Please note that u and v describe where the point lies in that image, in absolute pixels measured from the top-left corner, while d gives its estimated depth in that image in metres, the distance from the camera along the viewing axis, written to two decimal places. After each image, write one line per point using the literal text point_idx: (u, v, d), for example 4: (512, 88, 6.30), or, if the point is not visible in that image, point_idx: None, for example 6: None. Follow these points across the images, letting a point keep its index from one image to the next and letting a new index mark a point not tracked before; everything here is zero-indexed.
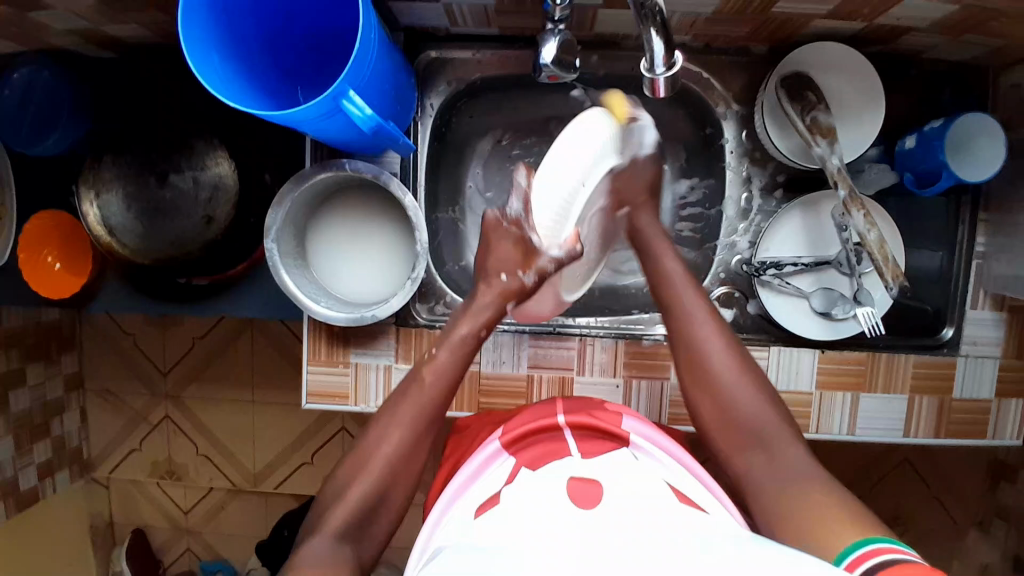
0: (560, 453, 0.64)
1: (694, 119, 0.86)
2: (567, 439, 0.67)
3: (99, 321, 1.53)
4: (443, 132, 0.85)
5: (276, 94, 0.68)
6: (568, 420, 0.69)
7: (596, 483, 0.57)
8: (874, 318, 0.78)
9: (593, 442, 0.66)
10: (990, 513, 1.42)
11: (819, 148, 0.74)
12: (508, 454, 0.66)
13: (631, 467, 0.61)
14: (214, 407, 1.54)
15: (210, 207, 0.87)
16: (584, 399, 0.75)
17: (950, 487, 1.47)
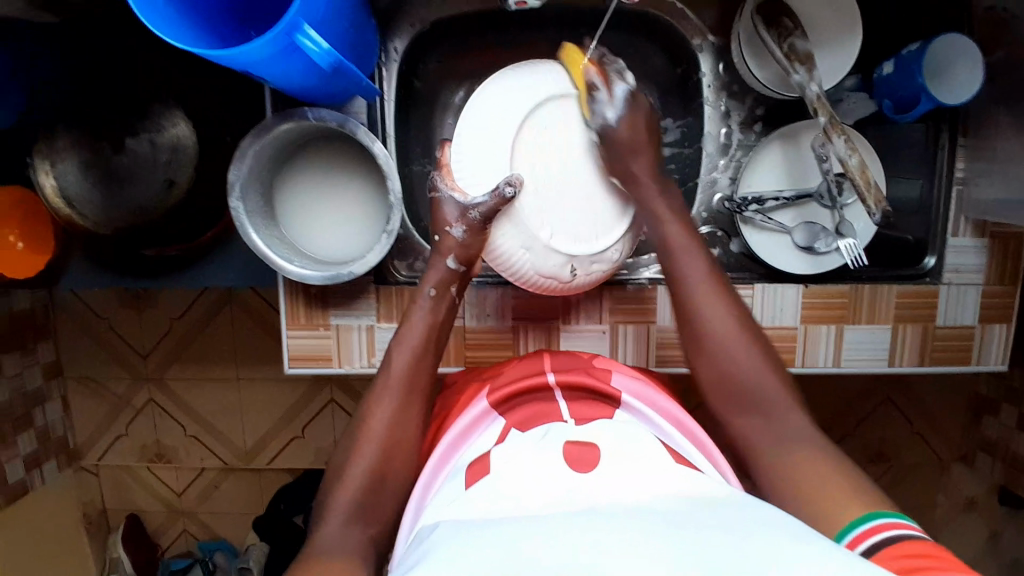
0: (550, 414, 0.63)
1: (669, 56, 0.84)
2: (556, 400, 0.65)
3: (72, 308, 1.49)
4: (410, 81, 0.83)
5: (227, 37, 0.64)
6: (558, 380, 0.67)
7: (596, 447, 0.55)
8: (856, 249, 0.78)
9: (583, 403, 0.65)
10: (974, 447, 1.46)
11: (797, 76, 0.72)
12: (498, 416, 0.65)
13: (627, 428, 0.60)
14: (198, 387, 1.52)
15: (171, 170, 0.83)
16: (570, 353, 0.75)
17: (931, 421, 1.50)
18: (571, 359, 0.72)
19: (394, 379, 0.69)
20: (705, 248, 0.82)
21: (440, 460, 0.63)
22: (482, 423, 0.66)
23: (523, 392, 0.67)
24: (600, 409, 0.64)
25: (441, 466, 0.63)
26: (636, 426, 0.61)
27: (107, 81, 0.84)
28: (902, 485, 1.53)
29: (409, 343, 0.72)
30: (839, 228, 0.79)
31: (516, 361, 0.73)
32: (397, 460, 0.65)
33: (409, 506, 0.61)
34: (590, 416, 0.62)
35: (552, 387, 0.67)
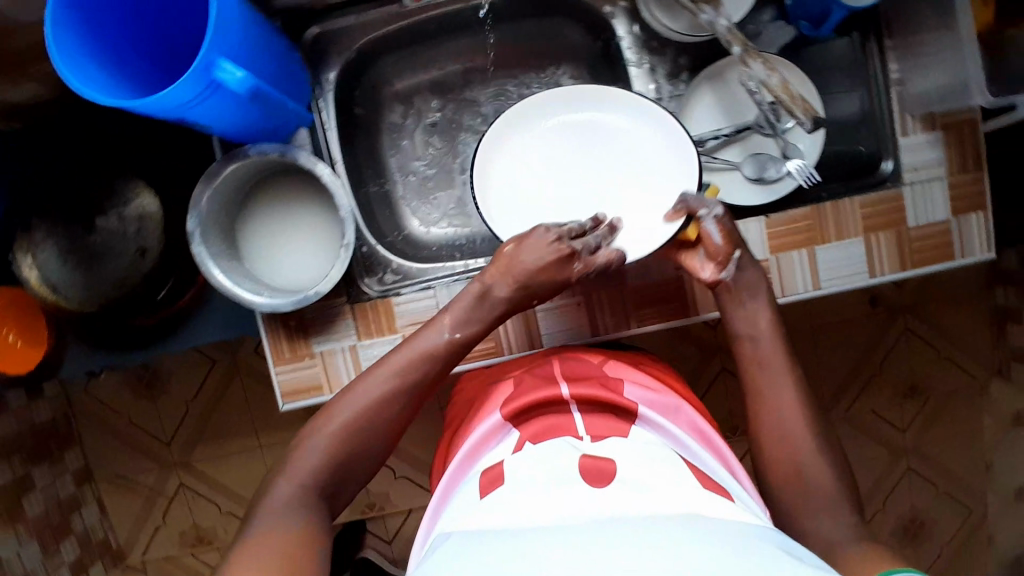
0: (564, 427, 0.64)
1: (590, 30, 0.85)
2: (570, 412, 0.66)
3: (92, 409, 1.52)
4: (348, 106, 0.86)
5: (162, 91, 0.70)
6: (572, 393, 0.68)
7: (611, 460, 0.57)
8: (806, 168, 0.78)
9: (598, 416, 0.65)
10: (1006, 358, 1.43)
11: (706, 14, 0.72)
12: (510, 429, 0.66)
13: (650, 447, 0.61)
14: (224, 463, 1.53)
15: (141, 238, 0.87)
16: (580, 357, 0.77)
17: (959, 343, 1.46)
18: (583, 370, 0.74)
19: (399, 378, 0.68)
20: None
21: (457, 472, 0.66)
22: (495, 437, 0.67)
23: (537, 405, 0.68)
24: (615, 422, 0.65)
25: (457, 479, 0.65)
26: (658, 445, 0.62)
27: (68, 171, 0.88)
28: (943, 414, 1.48)
29: (426, 346, 0.70)
30: (786, 152, 0.79)
31: (525, 373, 0.74)
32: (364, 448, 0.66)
33: (422, 519, 0.64)
34: (604, 432, 0.63)
35: (564, 400, 0.67)
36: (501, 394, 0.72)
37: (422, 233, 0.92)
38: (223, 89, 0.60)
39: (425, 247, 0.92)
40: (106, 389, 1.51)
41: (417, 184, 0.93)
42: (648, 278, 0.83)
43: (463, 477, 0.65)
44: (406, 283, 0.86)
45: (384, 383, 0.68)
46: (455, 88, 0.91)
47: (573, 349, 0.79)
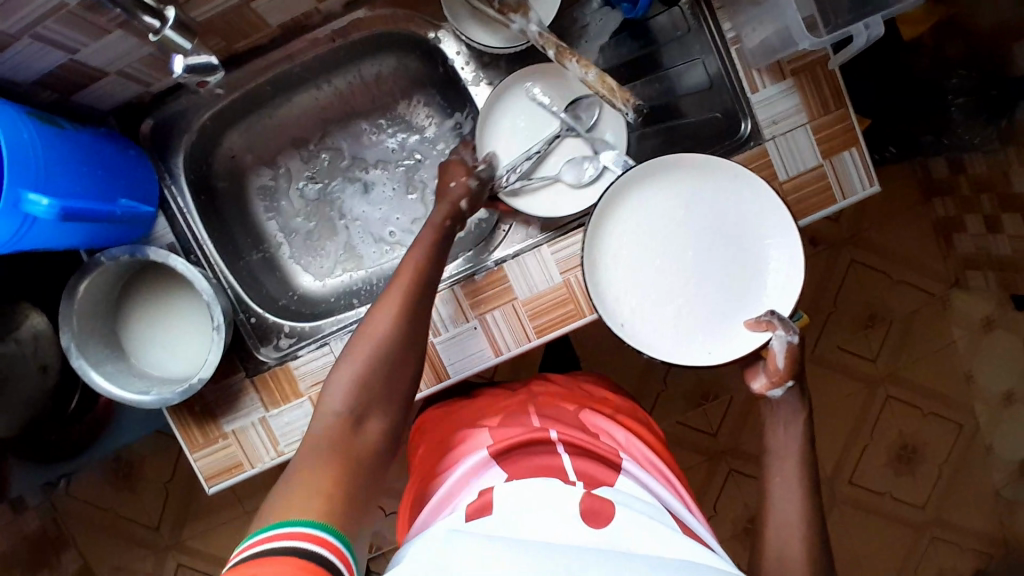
0: (554, 467, 0.68)
1: (426, 60, 0.87)
2: (558, 453, 0.70)
3: (78, 511, 1.54)
4: (207, 183, 0.87)
5: None
6: (561, 436, 0.72)
7: (610, 502, 0.63)
8: (621, 156, 0.81)
9: (586, 458, 0.70)
10: (961, 269, 1.36)
11: (516, 23, 0.74)
12: (495, 466, 0.70)
13: (634, 495, 0.66)
14: (216, 536, 1.53)
15: (40, 356, 0.86)
16: (556, 405, 0.80)
17: (910, 264, 1.38)
18: (560, 414, 0.79)
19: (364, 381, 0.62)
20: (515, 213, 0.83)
21: (437, 510, 0.69)
22: (477, 472, 0.70)
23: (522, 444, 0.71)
24: (601, 470, 0.69)
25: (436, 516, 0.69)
26: (638, 490, 0.68)
27: None
28: (912, 334, 1.39)
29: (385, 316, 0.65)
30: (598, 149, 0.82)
31: (505, 420, 0.77)
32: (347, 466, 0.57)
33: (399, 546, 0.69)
34: (591, 476, 0.67)
35: (553, 442, 0.71)
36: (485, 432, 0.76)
37: (315, 287, 0.93)
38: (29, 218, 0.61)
39: (319, 301, 0.91)
40: (88, 488, 1.54)
41: (303, 240, 0.93)
42: (534, 289, 0.82)
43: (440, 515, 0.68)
44: (301, 344, 0.86)
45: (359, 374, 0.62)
46: (314, 139, 0.93)
47: (551, 395, 0.83)
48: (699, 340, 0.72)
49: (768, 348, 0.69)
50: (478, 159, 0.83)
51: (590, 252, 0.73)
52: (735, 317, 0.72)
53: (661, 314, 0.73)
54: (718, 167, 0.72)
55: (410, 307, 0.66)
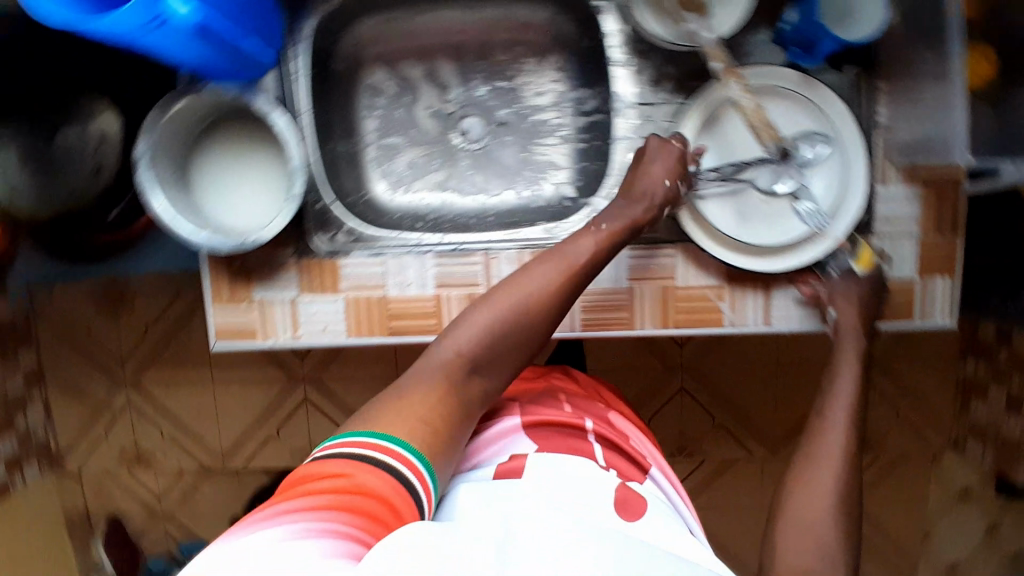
0: (588, 452, 0.71)
1: (581, 25, 0.84)
2: (592, 441, 0.73)
3: (50, 316, 1.52)
4: (324, 59, 0.84)
5: None
6: (595, 428, 0.75)
7: (643, 499, 0.66)
8: (817, 215, 0.77)
9: (615, 453, 0.74)
10: (965, 432, 1.34)
11: (693, 23, 0.73)
12: (526, 436, 0.73)
13: (656, 495, 0.69)
14: (175, 390, 1.53)
15: (99, 155, 0.84)
16: (587, 400, 0.84)
17: (921, 407, 1.37)
18: (591, 408, 0.82)
19: (468, 354, 0.64)
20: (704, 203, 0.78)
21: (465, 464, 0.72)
22: (509, 437, 0.73)
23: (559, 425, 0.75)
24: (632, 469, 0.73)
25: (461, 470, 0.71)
26: (660, 495, 0.71)
27: None
28: (892, 473, 1.40)
29: (495, 309, 0.66)
30: (796, 193, 0.77)
31: (539, 400, 0.80)
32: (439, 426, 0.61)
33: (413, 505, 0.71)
34: (622, 469, 0.71)
35: (587, 430, 0.75)
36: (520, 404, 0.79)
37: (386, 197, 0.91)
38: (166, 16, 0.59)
39: (390, 214, 0.91)
40: (67, 300, 1.51)
41: (389, 149, 0.92)
42: (598, 283, 0.81)
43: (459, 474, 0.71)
44: (355, 246, 0.84)
45: (516, 303, 0.67)
46: (438, 57, 0.90)
47: (573, 391, 0.85)
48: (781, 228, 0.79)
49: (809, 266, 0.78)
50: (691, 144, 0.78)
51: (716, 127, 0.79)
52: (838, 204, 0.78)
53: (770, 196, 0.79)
54: (781, 79, 0.77)
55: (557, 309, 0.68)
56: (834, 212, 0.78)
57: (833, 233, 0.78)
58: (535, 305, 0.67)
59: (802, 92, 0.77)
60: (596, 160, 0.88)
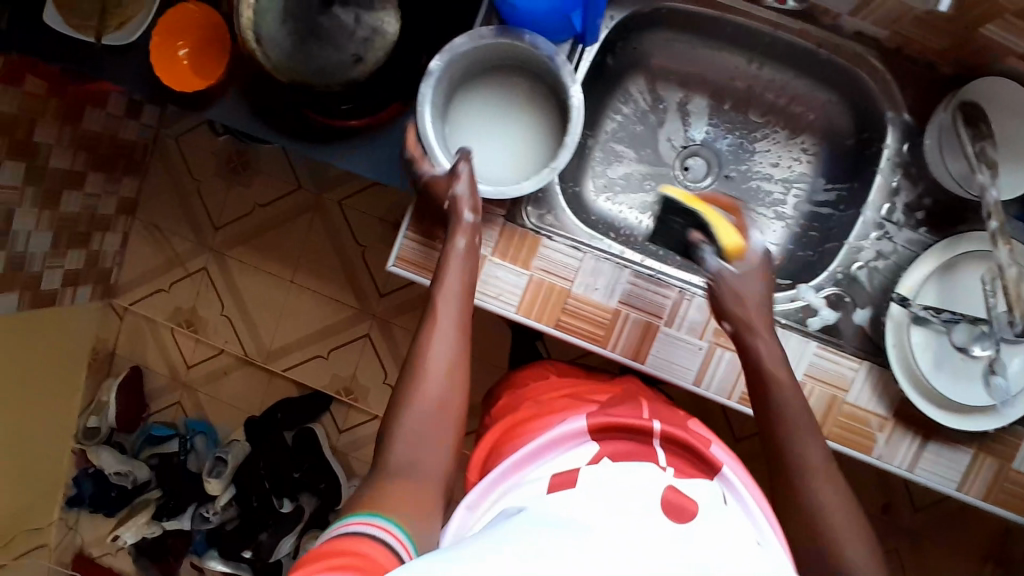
0: (646, 454, 0.65)
1: (858, 118, 0.84)
2: (654, 445, 0.66)
3: (170, 157, 1.53)
4: (608, 54, 0.86)
5: None
6: (662, 428, 0.67)
7: (693, 502, 0.58)
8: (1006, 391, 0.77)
9: (680, 458, 0.66)
10: None
11: (983, 177, 0.74)
12: (590, 440, 0.66)
13: (717, 501, 0.61)
14: (254, 275, 1.53)
15: (362, 48, 0.85)
16: (670, 405, 0.76)
17: None
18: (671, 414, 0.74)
19: (430, 369, 0.68)
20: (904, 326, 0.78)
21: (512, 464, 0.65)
22: (572, 436, 0.67)
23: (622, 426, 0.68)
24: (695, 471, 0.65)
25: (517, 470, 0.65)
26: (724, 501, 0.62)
27: None
28: None
29: (448, 335, 0.70)
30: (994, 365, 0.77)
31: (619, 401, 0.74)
32: (453, 421, 0.68)
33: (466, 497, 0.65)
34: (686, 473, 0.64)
35: (653, 432, 0.67)
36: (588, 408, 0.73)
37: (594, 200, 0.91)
38: None
39: (588, 216, 0.91)
40: (194, 150, 1.52)
41: (612, 154, 0.93)
42: None
43: (523, 469, 0.65)
44: (558, 234, 0.85)
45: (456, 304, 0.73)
46: (696, 92, 0.92)
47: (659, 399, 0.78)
48: (962, 388, 0.79)
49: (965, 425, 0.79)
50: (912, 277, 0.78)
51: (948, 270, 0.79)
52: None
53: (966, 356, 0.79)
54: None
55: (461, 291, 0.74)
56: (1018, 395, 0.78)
57: (1008, 416, 0.78)
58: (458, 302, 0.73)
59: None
60: (810, 248, 0.87)
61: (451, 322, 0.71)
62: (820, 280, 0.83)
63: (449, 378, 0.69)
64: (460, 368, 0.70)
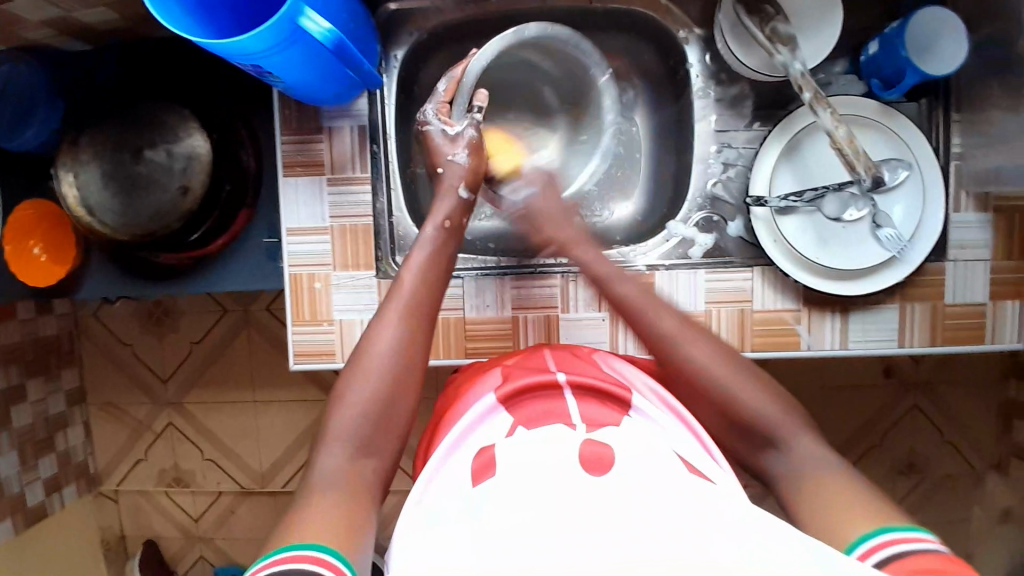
0: (556, 414, 0.63)
1: (660, 51, 0.86)
2: (563, 397, 0.66)
3: (96, 334, 1.54)
4: (410, 85, 0.87)
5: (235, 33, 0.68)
6: (568, 380, 0.68)
7: (609, 446, 0.58)
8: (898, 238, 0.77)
9: (591, 401, 0.66)
10: (1006, 454, 1.30)
11: (781, 55, 0.74)
12: (505, 410, 0.66)
13: (639, 433, 0.61)
14: (218, 411, 1.54)
15: (185, 176, 0.86)
16: (569, 347, 0.77)
17: (964, 432, 1.32)
18: (576, 356, 0.74)
19: (367, 366, 0.65)
20: (780, 220, 0.78)
21: (436, 464, 0.63)
22: (484, 417, 0.66)
23: (531, 389, 0.68)
24: (609, 412, 0.64)
25: (444, 453, 0.63)
26: (646, 429, 0.63)
27: (125, 94, 0.90)
28: (933, 502, 1.34)
29: (387, 336, 0.66)
30: (875, 219, 0.78)
31: (518, 359, 0.74)
32: (406, 395, 0.65)
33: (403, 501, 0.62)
34: (599, 420, 0.63)
35: (560, 386, 0.67)
36: (495, 376, 0.72)
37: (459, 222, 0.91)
38: (305, 35, 0.63)
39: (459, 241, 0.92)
40: (115, 319, 1.53)
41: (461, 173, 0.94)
42: None
43: (451, 455, 0.63)
44: None
45: (402, 312, 0.68)
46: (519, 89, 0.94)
47: (567, 344, 0.78)
48: (856, 253, 0.79)
49: (873, 282, 0.79)
50: (759, 171, 0.79)
51: (791, 153, 0.79)
52: (917, 232, 0.78)
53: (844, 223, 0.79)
54: (863, 109, 0.79)
55: (412, 321, 0.68)
56: (910, 233, 0.79)
57: (911, 260, 0.78)
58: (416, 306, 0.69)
59: (882, 123, 0.79)
60: (669, 183, 0.89)
61: (402, 318, 0.68)
62: (686, 210, 0.83)
63: (405, 359, 0.66)
64: (415, 348, 0.67)
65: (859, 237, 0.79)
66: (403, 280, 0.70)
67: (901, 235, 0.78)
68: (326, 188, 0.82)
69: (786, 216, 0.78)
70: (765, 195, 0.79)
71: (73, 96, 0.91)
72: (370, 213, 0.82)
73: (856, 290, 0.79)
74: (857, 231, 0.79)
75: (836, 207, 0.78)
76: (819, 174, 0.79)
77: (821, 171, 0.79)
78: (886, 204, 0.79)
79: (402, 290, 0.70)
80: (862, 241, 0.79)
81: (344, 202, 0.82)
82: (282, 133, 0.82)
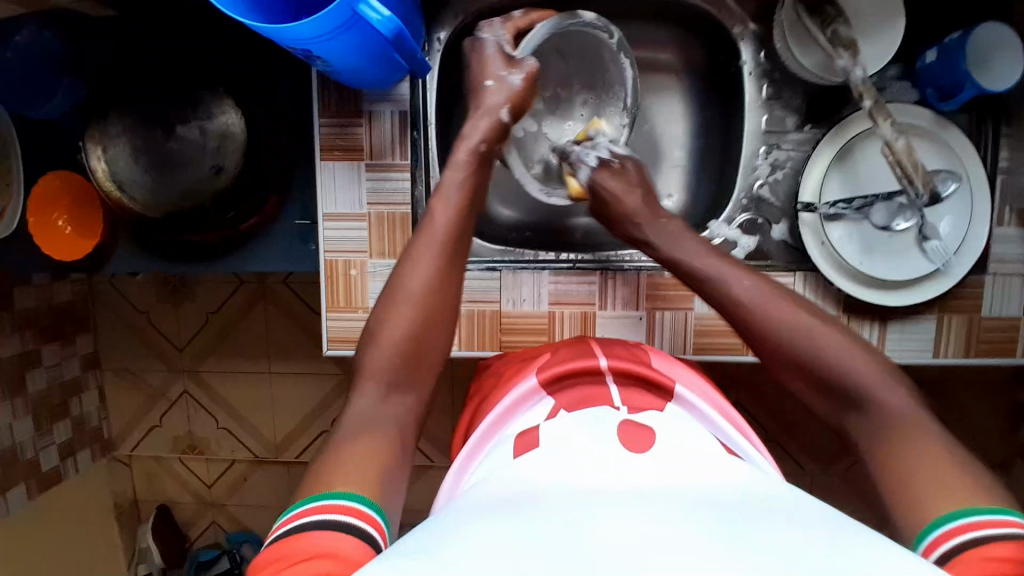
0: (600, 398, 0.64)
1: (709, 45, 0.84)
2: (607, 385, 0.66)
3: (110, 299, 1.53)
4: (451, 67, 0.85)
5: (281, 17, 0.66)
6: (612, 368, 0.68)
7: (651, 431, 0.57)
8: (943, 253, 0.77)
9: (634, 390, 0.66)
10: (1014, 454, 1.27)
11: (842, 60, 0.73)
12: (547, 395, 0.66)
13: (682, 421, 0.61)
14: (231, 381, 1.54)
15: (219, 155, 0.88)
16: (618, 343, 0.76)
17: (974, 432, 1.30)
18: (625, 352, 0.73)
19: (408, 293, 0.65)
20: (827, 226, 0.78)
21: (473, 456, 0.64)
22: (527, 403, 0.66)
23: (571, 378, 0.68)
24: (654, 399, 0.65)
25: (487, 442, 0.65)
26: (686, 418, 0.63)
27: (158, 68, 0.88)
28: None
29: (428, 262, 0.66)
30: (922, 231, 0.77)
31: (565, 345, 0.75)
32: (439, 326, 0.65)
33: (443, 486, 0.63)
34: (641, 405, 0.63)
35: (603, 372, 0.68)
36: (538, 363, 0.73)
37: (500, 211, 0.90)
38: (362, 21, 0.60)
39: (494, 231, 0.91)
40: (130, 284, 1.52)
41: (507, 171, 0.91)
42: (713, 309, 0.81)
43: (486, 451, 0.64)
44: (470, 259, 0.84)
45: (438, 242, 0.67)
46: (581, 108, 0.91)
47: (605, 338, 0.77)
48: (901, 263, 0.78)
49: (914, 294, 0.79)
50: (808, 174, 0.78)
51: (843, 160, 0.78)
52: (964, 248, 0.78)
53: (892, 234, 0.78)
54: (916, 118, 0.78)
55: (450, 238, 0.68)
56: (956, 249, 0.78)
57: (954, 273, 0.78)
58: (455, 219, 0.69)
59: (935, 132, 0.77)
60: (711, 181, 0.88)
61: (435, 251, 0.67)
62: (730, 211, 0.82)
63: (443, 289, 0.66)
64: (448, 282, 0.67)
65: (905, 251, 0.78)
66: (437, 216, 0.69)
67: (947, 250, 0.77)
68: (364, 174, 0.80)
69: (834, 223, 0.78)
70: (814, 201, 0.79)
71: (102, 66, 0.88)
72: (409, 202, 0.81)
73: (896, 302, 0.79)
74: (905, 243, 0.78)
75: (887, 218, 0.77)
76: (868, 183, 0.78)
77: (871, 180, 0.78)
78: (933, 216, 0.77)
79: (444, 197, 0.70)
80: (908, 252, 0.78)
81: (383, 190, 0.81)
82: (319, 115, 0.80)
